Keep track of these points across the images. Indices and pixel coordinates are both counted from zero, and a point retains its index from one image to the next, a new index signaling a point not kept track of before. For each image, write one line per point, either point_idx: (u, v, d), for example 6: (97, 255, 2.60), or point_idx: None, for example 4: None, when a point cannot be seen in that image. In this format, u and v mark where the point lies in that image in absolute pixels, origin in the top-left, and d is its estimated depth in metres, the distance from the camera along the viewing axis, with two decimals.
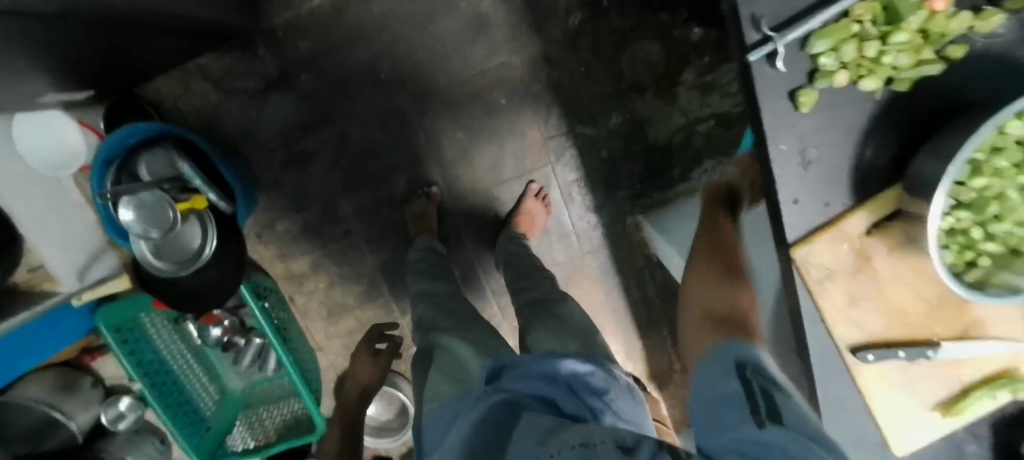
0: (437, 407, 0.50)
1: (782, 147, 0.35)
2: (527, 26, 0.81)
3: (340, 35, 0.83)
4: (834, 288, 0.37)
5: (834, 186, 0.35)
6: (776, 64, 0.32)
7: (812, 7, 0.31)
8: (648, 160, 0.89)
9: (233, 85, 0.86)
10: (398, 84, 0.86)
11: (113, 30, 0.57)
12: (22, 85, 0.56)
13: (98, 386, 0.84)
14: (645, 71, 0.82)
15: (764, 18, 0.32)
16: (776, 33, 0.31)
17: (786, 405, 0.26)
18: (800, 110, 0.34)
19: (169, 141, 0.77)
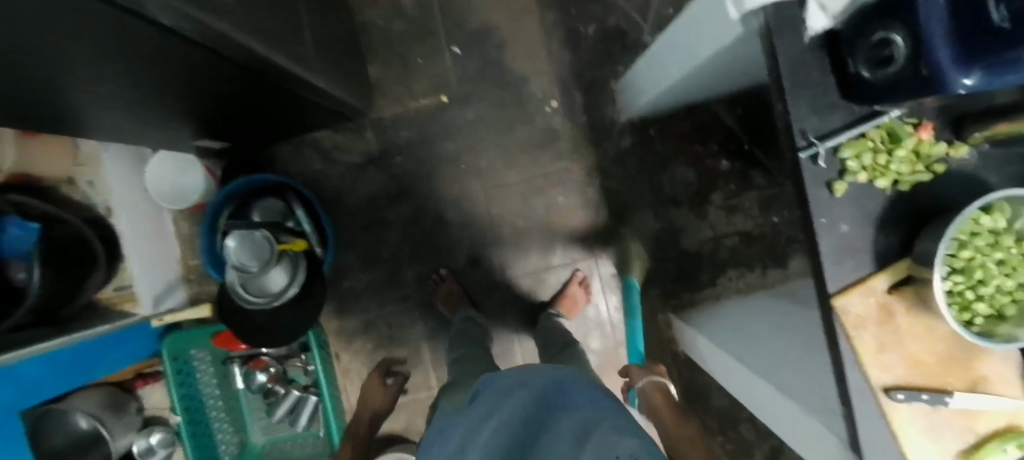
0: (441, 424, 0.63)
1: (823, 220, 0.47)
2: (588, 143, 1.01)
3: (435, 130, 1.01)
4: (868, 335, 0.47)
5: (864, 256, 0.48)
6: (818, 162, 0.47)
7: (844, 127, 0.46)
8: (680, 263, 1.01)
9: (338, 157, 1.01)
10: (474, 174, 1.02)
11: (246, 81, 0.66)
12: (140, 96, 0.63)
13: (140, 414, 0.91)
14: (681, 189, 1.00)
15: (809, 131, 0.47)
16: (818, 141, 0.46)
17: None
18: (834, 195, 0.47)
19: (292, 192, 0.90)
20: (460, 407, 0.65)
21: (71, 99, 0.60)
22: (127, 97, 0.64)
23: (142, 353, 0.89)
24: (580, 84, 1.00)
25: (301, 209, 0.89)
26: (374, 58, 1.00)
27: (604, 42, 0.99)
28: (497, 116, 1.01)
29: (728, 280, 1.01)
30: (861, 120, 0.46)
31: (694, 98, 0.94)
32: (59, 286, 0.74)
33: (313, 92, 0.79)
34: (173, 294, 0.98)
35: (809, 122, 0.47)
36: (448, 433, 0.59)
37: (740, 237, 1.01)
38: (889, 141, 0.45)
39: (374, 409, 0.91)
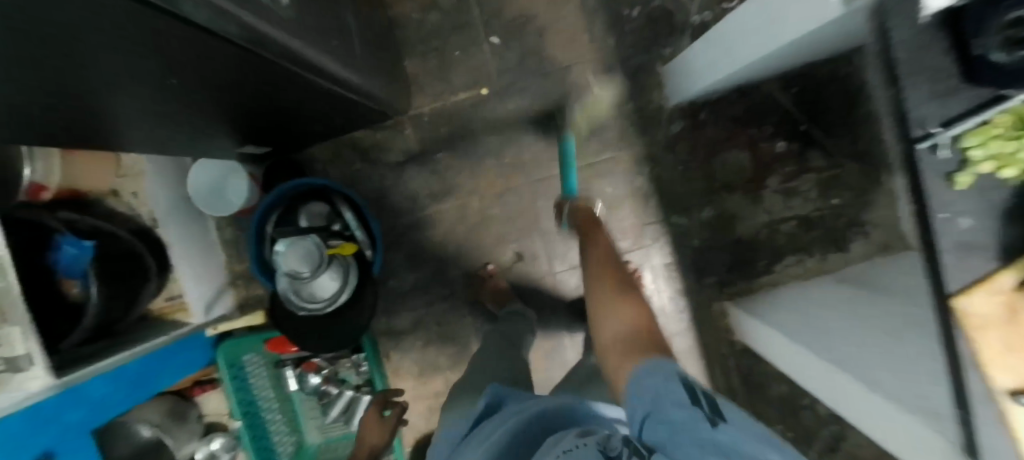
0: (453, 427, 0.66)
1: (942, 214, 0.45)
2: (635, 130, 0.97)
3: (477, 124, 0.98)
4: (994, 336, 0.42)
5: (988, 247, 0.44)
6: (938, 153, 0.44)
7: (967, 112, 0.42)
8: (734, 250, 0.98)
9: (379, 155, 0.99)
10: (518, 168, 0.98)
11: (277, 84, 0.61)
12: (182, 101, 0.60)
13: (199, 421, 0.92)
14: (735, 174, 0.97)
15: (929, 120, 0.43)
16: (940, 131, 0.42)
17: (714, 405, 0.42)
18: (955, 187, 0.44)
19: (340, 195, 0.88)
20: (468, 413, 0.66)
21: (108, 108, 0.56)
22: (163, 107, 0.60)
23: (197, 363, 0.87)
24: (625, 69, 0.96)
25: (350, 212, 0.87)
26: (412, 52, 0.97)
27: (649, 24, 0.95)
28: (541, 106, 0.97)
29: (786, 266, 0.98)
30: (989, 104, 0.42)
31: (749, 79, 0.90)
32: (113, 301, 0.72)
33: (351, 90, 0.74)
34: (222, 301, 0.98)
35: (927, 108, 0.43)
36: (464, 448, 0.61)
37: (799, 221, 0.97)
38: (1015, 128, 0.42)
39: (371, 444, 0.90)
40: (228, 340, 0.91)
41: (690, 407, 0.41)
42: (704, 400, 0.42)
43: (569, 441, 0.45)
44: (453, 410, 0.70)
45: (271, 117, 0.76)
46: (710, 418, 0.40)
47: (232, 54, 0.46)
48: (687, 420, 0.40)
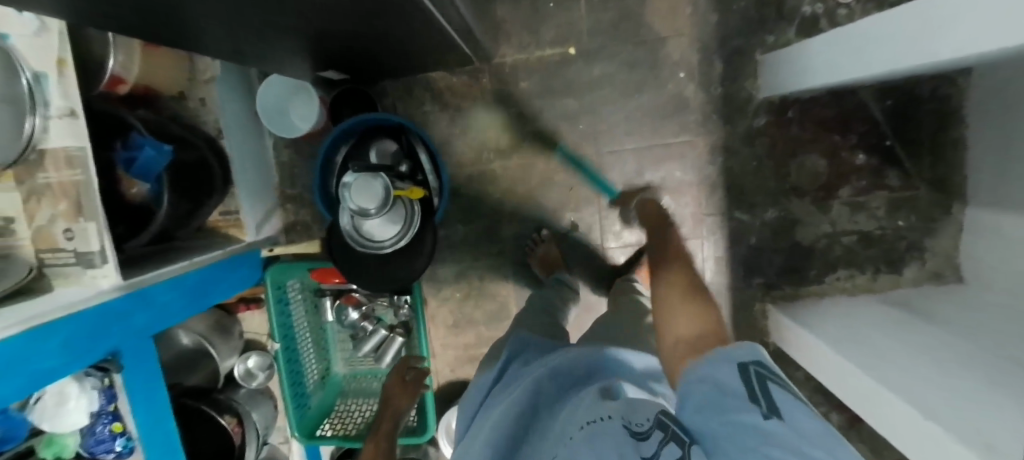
0: (479, 380, 0.67)
1: None
2: (718, 117, 0.93)
3: (558, 84, 0.94)
4: None
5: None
6: None
7: None
8: (789, 255, 0.98)
9: (450, 100, 0.96)
10: (590, 137, 0.95)
11: (372, 13, 0.57)
12: (278, 16, 0.55)
13: (241, 337, 0.92)
14: (809, 179, 0.95)
15: None
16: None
17: (776, 393, 0.32)
18: None
19: (415, 135, 0.86)
20: (493, 370, 0.66)
21: (197, 7, 0.51)
22: (250, 16, 0.55)
23: (248, 281, 0.87)
24: (719, 50, 0.91)
25: (424, 155, 0.86)
26: None
27: (758, 5, 0.89)
28: (626, 76, 0.93)
29: (836, 279, 0.98)
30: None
31: (849, 84, 0.86)
32: (172, 209, 0.70)
33: (436, 29, 0.69)
34: (272, 223, 0.97)
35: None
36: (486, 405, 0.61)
37: (859, 237, 0.96)
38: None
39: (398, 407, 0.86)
40: (279, 262, 0.91)
41: (746, 405, 0.31)
42: (765, 388, 0.32)
43: (597, 414, 0.41)
44: (483, 369, 0.71)
45: (353, 42, 0.70)
46: (767, 415, 0.30)
47: None
48: (736, 411, 0.31)
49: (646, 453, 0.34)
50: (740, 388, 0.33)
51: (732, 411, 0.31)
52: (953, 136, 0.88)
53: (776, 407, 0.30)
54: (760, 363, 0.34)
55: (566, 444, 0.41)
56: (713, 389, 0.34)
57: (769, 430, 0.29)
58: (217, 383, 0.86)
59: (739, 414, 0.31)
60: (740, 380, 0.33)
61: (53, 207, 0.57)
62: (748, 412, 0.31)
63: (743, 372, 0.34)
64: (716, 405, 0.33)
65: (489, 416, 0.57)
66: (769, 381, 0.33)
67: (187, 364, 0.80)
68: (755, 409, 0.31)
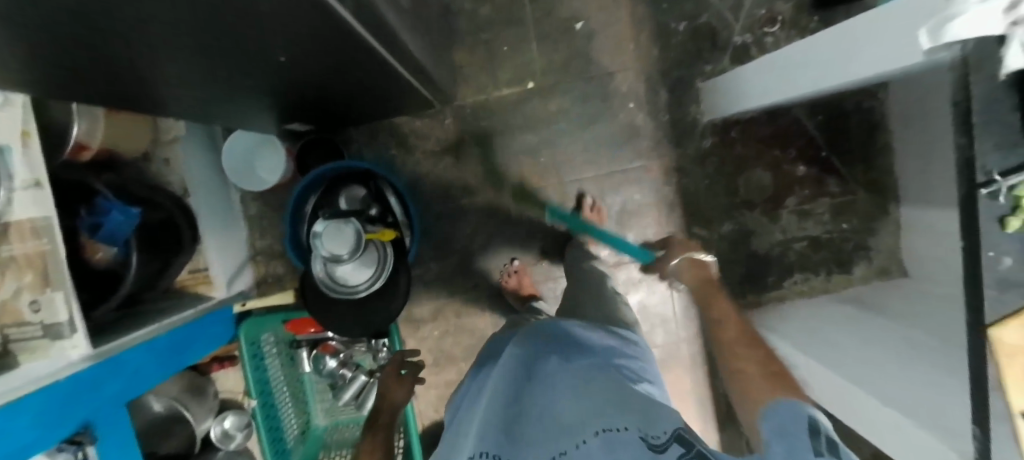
0: (461, 389, 0.73)
1: (991, 253, 0.45)
2: (669, 141, 1.00)
3: (518, 121, 0.99)
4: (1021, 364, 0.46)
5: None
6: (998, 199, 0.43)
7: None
8: (749, 265, 1.04)
9: (415, 143, 0.99)
10: (552, 168, 1.00)
11: (336, 65, 0.60)
12: (244, 76, 0.58)
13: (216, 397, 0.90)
14: (757, 192, 1.02)
15: (992, 168, 0.43)
16: (1002, 178, 0.42)
17: (836, 442, 0.36)
18: (1007, 229, 0.44)
19: (383, 181, 0.89)
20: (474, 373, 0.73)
21: (154, 72, 0.52)
22: (209, 76, 0.57)
23: (221, 338, 0.85)
24: (663, 80, 0.98)
25: (393, 198, 0.89)
26: (459, 42, 0.97)
27: (693, 38, 0.98)
28: (581, 109, 0.99)
29: (794, 283, 1.04)
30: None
31: (781, 104, 0.94)
32: (144, 269, 0.70)
33: (397, 76, 0.73)
34: (244, 276, 0.97)
35: (992, 159, 0.43)
36: (467, 403, 0.64)
37: (809, 242, 1.03)
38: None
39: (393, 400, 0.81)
40: (252, 316, 0.90)
41: (805, 447, 0.36)
42: (822, 432, 0.37)
43: (610, 421, 0.45)
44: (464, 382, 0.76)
45: (319, 93, 0.73)
46: (819, 454, 0.35)
47: (325, 38, 0.45)
48: (795, 453, 0.36)
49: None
50: (802, 431, 0.38)
51: (793, 453, 0.36)
52: (878, 143, 0.98)
53: (835, 449, 0.35)
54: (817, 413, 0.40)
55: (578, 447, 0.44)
56: (779, 433, 0.39)
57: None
58: (193, 448, 0.83)
59: (795, 452, 0.36)
60: (803, 426, 0.38)
61: (18, 279, 0.55)
62: (806, 449, 0.36)
63: (806, 418, 0.39)
64: (782, 447, 0.38)
65: (469, 411, 0.61)
66: (825, 428, 0.38)
67: (161, 431, 0.77)
68: (810, 447, 0.36)
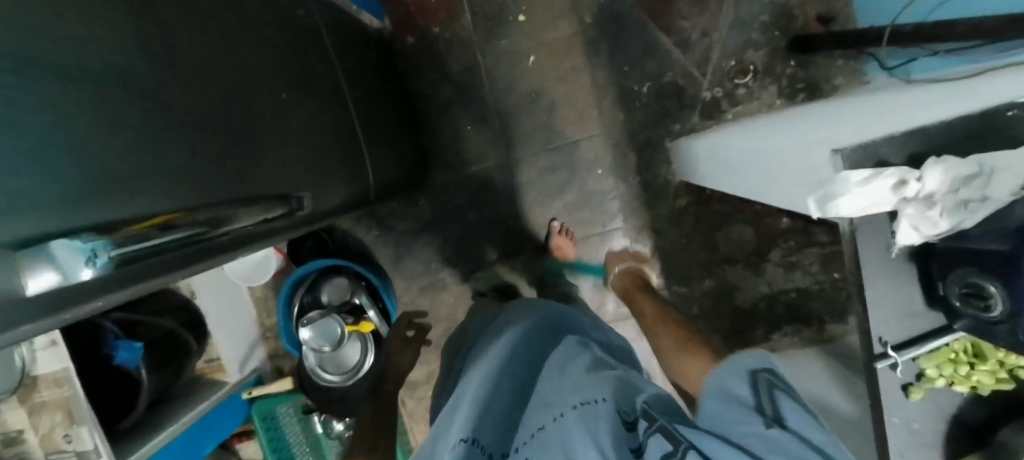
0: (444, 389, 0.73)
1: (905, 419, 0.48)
2: (640, 202, 1.00)
3: (490, 191, 1.03)
4: None
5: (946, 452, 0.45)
6: (897, 371, 0.45)
7: (925, 333, 0.44)
8: (734, 320, 1.02)
9: (394, 224, 1.05)
10: (525, 236, 1.03)
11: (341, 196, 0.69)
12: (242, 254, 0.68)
13: None
14: (737, 248, 1.00)
15: (888, 339, 0.44)
16: (896, 352, 0.44)
17: (783, 409, 0.35)
18: (910, 398, 0.45)
19: (351, 272, 0.96)
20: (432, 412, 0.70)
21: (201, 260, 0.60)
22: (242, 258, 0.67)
23: (233, 422, 0.98)
24: (632, 143, 1.00)
25: (361, 295, 0.95)
26: (429, 126, 1.03)
27: (658, 99, 0.98)
28: (549, 178, 1.02)
29: (784, 336, 1.01)
30: (926, 337, 0.44)
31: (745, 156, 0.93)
32: (153, 383, 0.79)
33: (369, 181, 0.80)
34: (255, 355, 1.09)
35: (886, 330, 0.44)
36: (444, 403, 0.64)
37: (798, 293, 1.00)
38: (970, 356, 0.44)
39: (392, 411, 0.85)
40: (261, 398, 1.03)
41: (754, 415, 0.35)
42: (773, 396, 0.37)
43: (586, 394, 0.41)
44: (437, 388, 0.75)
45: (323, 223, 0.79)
46: (769, 423, 0.34)
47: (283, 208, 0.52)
48: (745, 421, 0.35)
49: (634, 445, 0.35)
50: (750, 400, 0.37)
51: (747, 424, 0.35)
52: None
53: (781, 414, 0.35)
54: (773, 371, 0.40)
55: (550, 422, 0.40)
56: (725, 400, 0.38)
57: (780, 432, 0.33)
58: None
59: (745, 415, 0.35)
60: (753, 393, 0.38)
61: (52, 417, 0.67)
62: (750, 421, 0.35)
63: (755, 386, 0.38)
64: (727, 416, 0.36)
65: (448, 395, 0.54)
66: (779, 393, 0.37)
67: None
68: (757, 417, 0.35)
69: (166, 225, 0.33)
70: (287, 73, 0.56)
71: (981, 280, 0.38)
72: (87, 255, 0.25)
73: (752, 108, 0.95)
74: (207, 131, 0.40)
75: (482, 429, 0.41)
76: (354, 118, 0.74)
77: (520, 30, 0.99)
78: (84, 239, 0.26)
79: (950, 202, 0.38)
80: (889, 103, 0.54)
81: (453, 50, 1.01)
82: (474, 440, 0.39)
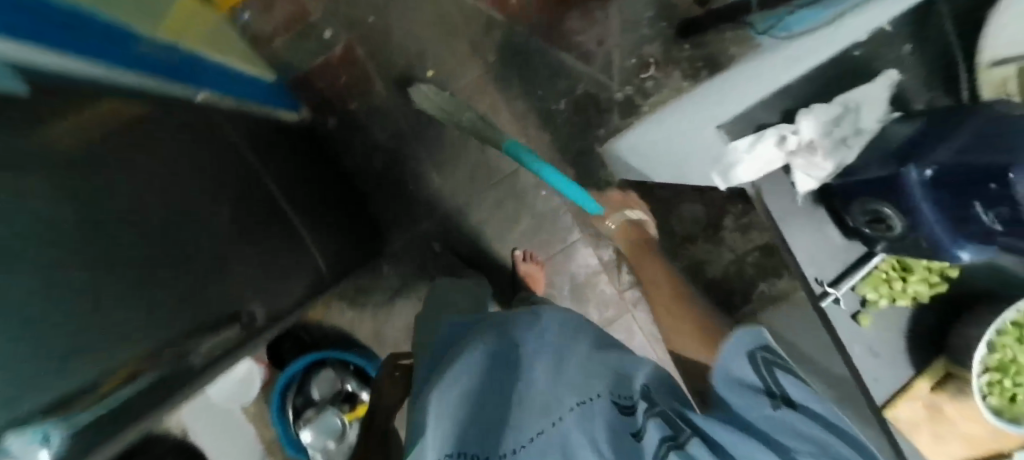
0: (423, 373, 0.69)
1: (871, 350, 0.48)
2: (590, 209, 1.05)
3: (445, 237, 1.05)
4: (920, 432, 0.49)
5: (911, 368, 0.48)
6: (841, 303, 0.46)
7: (850, 265, 0.47)
8: (712, 292, 1.05)
9: (364, 299, 1.04)
10: (496, 273, 1.06)
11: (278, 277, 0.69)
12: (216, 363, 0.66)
13: None
14: (692, 225, 1.04)
15: (822, 278, 0.47)
16: (833, 287, 0.46)
17: (791, 392, 0.46)
18: (862, 324, 0.47)
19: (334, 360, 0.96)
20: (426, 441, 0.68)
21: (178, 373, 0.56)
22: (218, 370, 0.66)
23: None
24: (568, 157, 1.04)
25: (351, 382, 0.96)
26: (373, 197, 1.05)
27: (578, 111, 1.03)
28: (500, 212, 1.06)
29: (762, 294, 1.04)
30: (855, 267, 0.47)
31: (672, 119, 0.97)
32: None
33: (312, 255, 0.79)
34: None
35: (820, 272, 0.47)
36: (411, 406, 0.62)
37: (761, 250, 1.03)
38: (900, 273, 0.46)
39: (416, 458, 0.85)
40: None
41: (763, 398, 0.46)
42: (775, 376, 0.49)
43: (583, 393, 0.43)
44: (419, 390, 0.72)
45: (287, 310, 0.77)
46: (775, 406, 0.45)
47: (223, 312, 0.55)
48: (764, 407, 0.45)
49: (634, 430, 0.39)
50: (752, 372, 0.50)
51: (756, 410, 0.45)
52: None
53: (790, 398, 0.46)
54: (767, 350, 0.52)
55: (548, 427, 0.41)
56: (731, 381, 0.50)
57: (796, 423, 0.43)
58: None
59: (759, 409, 0.45)
60: (754, 372, 0.50)
61: None
62: (760, 396, 0.46)
63: (752, 360, 0.51)
64: (746, 404, 0.46)
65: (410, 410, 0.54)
66: (777, 369, 0.50)
67: None
68: (767, 401, 0.45)
69: (133, 374, 0.41)
70: (218, 192, 0.57)
71: (878, 204, 0.40)
72: (41, 440, 0.29)
73: (664, 95, 1.01)
74: (178, 290, 0.46)
75: (465, 443, 0.40)
76: (291, 211, 0.75)
77: (434, 85, 1.03)
78: (37, 426, 0.29)
79: (828, 144, 0.43)
80: (754, 69, 0.60)
81: (374, 121, 1.04)
82: (459, 454, 0.39)
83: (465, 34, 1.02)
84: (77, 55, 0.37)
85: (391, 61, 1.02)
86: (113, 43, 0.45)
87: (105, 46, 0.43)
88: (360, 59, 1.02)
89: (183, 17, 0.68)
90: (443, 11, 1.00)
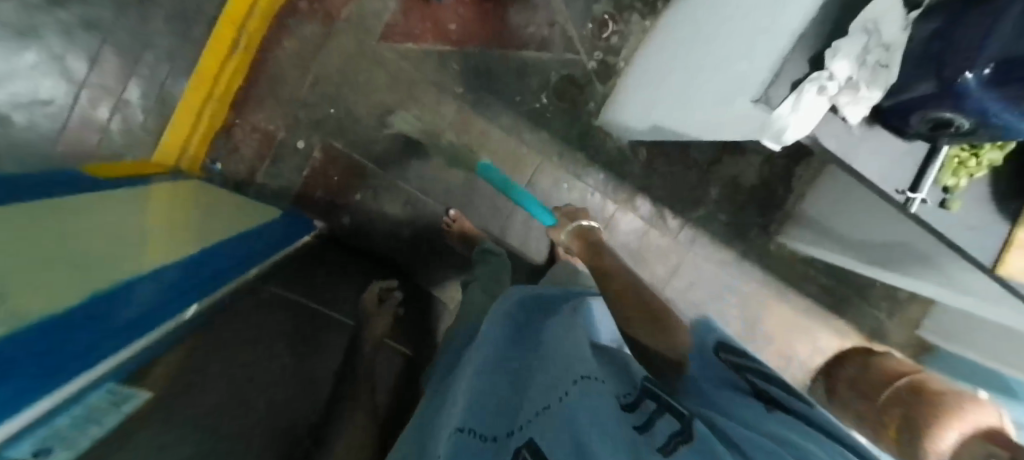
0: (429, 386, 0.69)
1: (966, 226, 0.50)
2: (614, 180, 1.07)
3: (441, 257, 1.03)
4: None
5: (1005, 222, 0.51)
6: (926, 200, 0.48)
7: (923, 161, 0.48)
8: (755, 198, 1.09)
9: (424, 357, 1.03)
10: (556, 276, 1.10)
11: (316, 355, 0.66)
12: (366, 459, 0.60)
13: None
14: (711, 149, 1.06)
15: (900, 186, 0.48)
16: (915, 191, 0.48)
17: (766, 391, 0.41)
18: (949, 208, 0.49)
19: None
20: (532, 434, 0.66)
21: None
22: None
23: None
24: (572, 144, 1.04)
25: None
26: (418, 264, 1.07)
27: (562, 98, 1.02)
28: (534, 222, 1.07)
29: (800, 179, 1.08)
30: (927, 161, 0.48)
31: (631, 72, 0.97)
32: None
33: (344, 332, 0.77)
34: None
35: (895, 181, 0.48)
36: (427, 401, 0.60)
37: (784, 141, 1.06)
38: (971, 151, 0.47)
39: None
40: None
41: (747, 396, 0.40)
42: (750, 381, 0.43)
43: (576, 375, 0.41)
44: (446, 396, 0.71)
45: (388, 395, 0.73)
46: (768, 406, 0.38)
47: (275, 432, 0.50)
48: (744, 400, 0.39)
49: (640, 421, 0.37)
50: (730, 377, 0.44)
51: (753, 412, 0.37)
52: None
53: (769, 398, 0.40)
54: (727, 351, 0.47)
55: (552, 403, 0.40)
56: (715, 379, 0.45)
57: (783, 418, 0.36)
58: None
59: (747, 406, 0.38)
60: (729, 375, 0.44)
61: None
62: (752, 401, 0.39)
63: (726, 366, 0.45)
64: (726, 399, 0.41)
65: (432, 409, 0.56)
66: (749, 375, 0.43)
67: None
68: (759, 403, 0.38)
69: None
70: (234, 324, 0.57)
71: (942, 113, 0.41)
72: None
73: (633, 46, 1.01)
74: (220, 430, 0.44)
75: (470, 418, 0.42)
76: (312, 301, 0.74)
77: (419, 141, 1.02)
78: None
79: (865, 75, 0.44)
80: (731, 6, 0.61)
81: (383, 197, 1.03)
82: (468, 430, 0.41)
83: (423, 79, 0.99)
84: (77, 374, 0.35)
85: (370, 138, 1.00)
86: (102, 315, 0.43)
87: (96, 324, 0.41)
88: (341, 151, 1.00)
89: (166, 222, 0.66)
90: (393, 68, 0.98)
